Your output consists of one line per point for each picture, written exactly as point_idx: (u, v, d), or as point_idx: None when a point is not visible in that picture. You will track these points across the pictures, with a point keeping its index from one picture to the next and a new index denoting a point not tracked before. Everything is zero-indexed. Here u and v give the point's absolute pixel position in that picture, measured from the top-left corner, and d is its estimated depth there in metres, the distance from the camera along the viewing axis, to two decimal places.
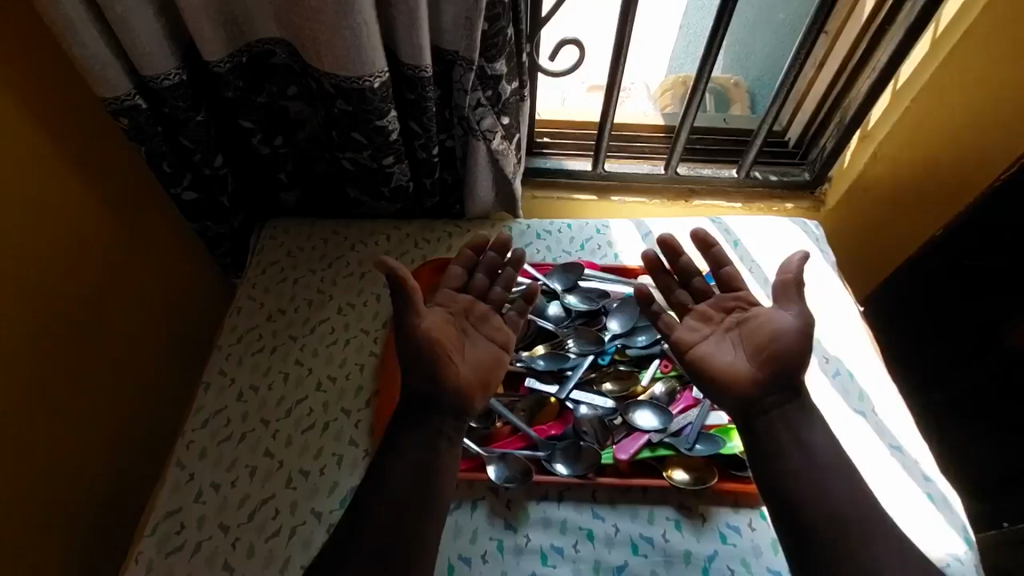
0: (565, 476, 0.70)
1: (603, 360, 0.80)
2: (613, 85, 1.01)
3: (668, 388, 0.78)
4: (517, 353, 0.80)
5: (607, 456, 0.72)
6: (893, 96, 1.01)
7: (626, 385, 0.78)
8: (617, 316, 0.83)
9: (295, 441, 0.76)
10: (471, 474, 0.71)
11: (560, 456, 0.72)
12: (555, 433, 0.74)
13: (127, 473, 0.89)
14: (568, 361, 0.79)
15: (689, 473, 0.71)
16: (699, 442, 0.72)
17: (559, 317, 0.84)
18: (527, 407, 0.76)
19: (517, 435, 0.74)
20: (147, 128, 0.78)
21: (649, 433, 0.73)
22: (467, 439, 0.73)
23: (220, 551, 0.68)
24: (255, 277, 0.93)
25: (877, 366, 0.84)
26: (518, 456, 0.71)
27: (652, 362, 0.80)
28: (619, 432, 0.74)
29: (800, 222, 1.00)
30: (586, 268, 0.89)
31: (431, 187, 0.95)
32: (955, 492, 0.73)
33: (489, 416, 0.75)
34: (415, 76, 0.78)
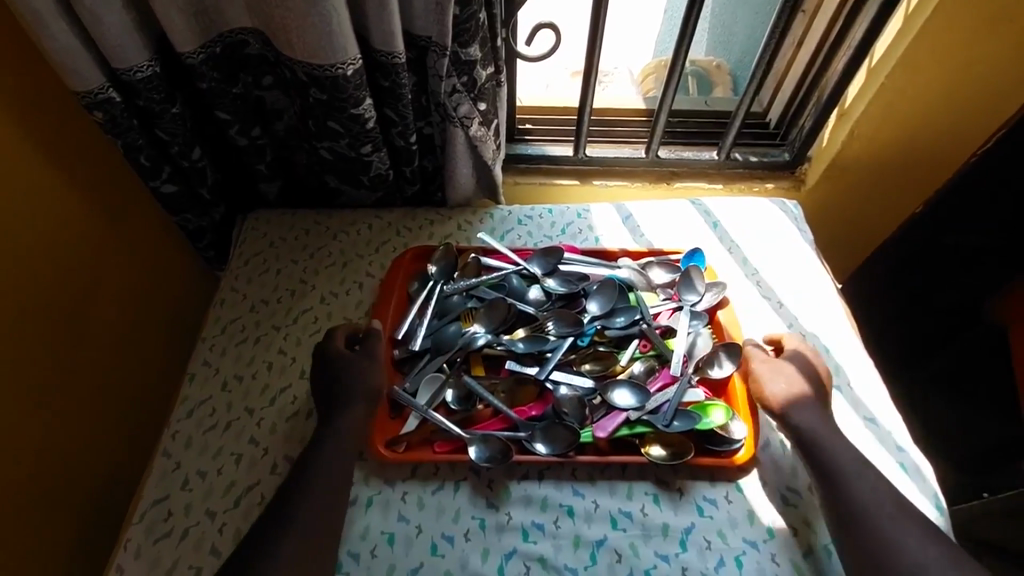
0: (545, 456, 0.71)
1: (583, 342, 0.80)
2: (590, 68, 1.00)
3: (647, 367, 0.78)
4: (497, 336, 0.81)
5: (587, 435, 0.72)
6: (870, 70, 1.00)
7: (606, 365, 0.79)
8: (597, 298, 0.84)
9: (279, 429, 0.77)
10: (452, 455, 0.71)
11: (540, 435, 0.72)
12: (536, 413, 0.75)
13: (120, 468, 0.90)
14: (547, 343, 0.79)
15: (667, 448, 0.71)
16: (677, 418, 0.73)
17: (540, 301, 0.85)
18: (505, 389, 0.77)
19: (497, 417, 0.75)
20: (122, 121, 0.78)
21: (627, 411, 0.74)
22: (447, 422, 0.73)
23: (207, 536, 0.69)
24: (238, 268, 0.93)
25: (854, 341, 0.85)
26: (497, 437, 0.72)
27: (631, 343, 0.81)
28: (598, 411, 0.75)
29: (779, 202, 1.01)
30: (566, 251, 0.89)
31: (411, 175, 0.96)
32: (928, 461, 0.73)
33: (469, 399, 0.76)
34: (389, 63, 0.78)
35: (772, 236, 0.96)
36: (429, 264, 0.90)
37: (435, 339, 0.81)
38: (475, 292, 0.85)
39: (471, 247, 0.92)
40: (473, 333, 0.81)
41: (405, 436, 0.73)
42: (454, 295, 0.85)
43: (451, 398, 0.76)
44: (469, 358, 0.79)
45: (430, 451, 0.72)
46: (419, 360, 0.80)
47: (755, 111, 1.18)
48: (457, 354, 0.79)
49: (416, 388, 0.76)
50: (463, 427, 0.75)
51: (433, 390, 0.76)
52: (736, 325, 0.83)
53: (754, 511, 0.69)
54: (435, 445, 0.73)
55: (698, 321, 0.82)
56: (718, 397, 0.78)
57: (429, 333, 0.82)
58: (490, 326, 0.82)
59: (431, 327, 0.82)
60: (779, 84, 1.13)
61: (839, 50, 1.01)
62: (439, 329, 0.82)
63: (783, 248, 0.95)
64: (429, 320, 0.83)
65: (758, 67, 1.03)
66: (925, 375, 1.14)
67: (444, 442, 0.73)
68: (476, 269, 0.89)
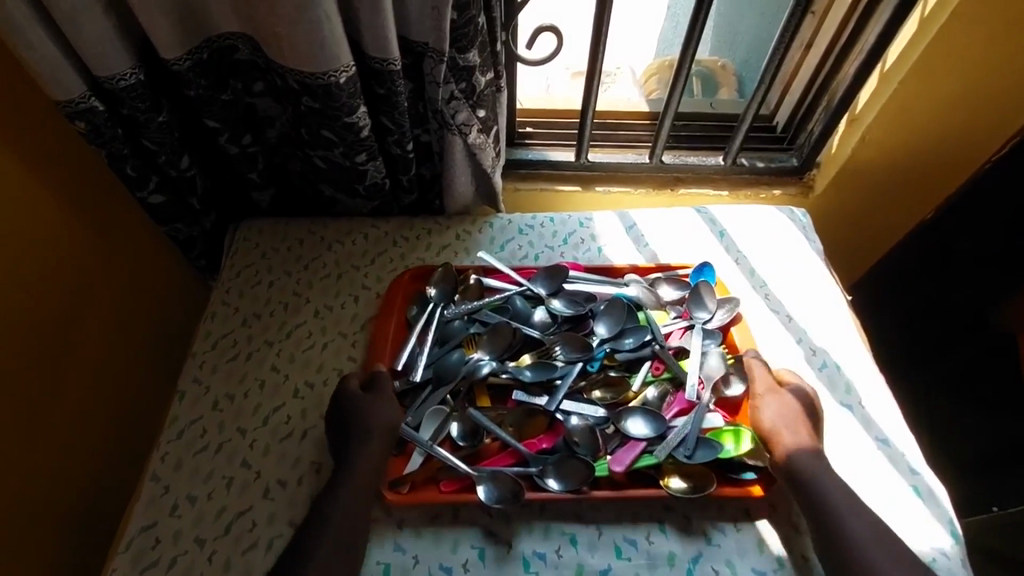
0: (558, 493, 0.68)
1: (592, 367, 0.78)
2: (593, 70, 0.97)
3: (661, 392, 0.76)
4: (502, 364, 0.78)
5: (602, 469, 0.69)
6: (883, 75, 0.96)
7: (618, 392, 0.77)
8: (604, 320, 0.81)
9: (273, 450, 0.74)
10: (459, 494, 0.68)
11: (551, 471, 0.69)
12: (547, 446, 0.72)
13: (106, 489, 0.88)
14: (556, 370, 0.77)
15: (687, 480, 0.69)
16: (698, 448, 0.70)
17: (545, 324, 0.83)
18: (513, 422, 0.74)
19: (506, 451, 0.72)
20: (106, 131, 0.75)
21: (643, 441, 0.71)
22: (455, 458, 0.70)
23: (197, 565, 0.66)
24: (229, 280, 0.90)
25: (865, 357, 0.82)
26: (507, 475, 0.68)
27: (643, 366, 0.78)
28: (612, 441, 0.72)
29: (786, 210, 0.98)
30: (569, 270, 0.86)
31: (408, 183, 0.93)
32: (943, 486, 0.71)
33: (476, 434, 0.73)
34: (385, 70, 0.75)
35: (779, 245, 0.93)
36: (429, 285, 0.87)
37: (437, 369, 0.78)
38: (477, 316, 0.83)
39: (471, 267, 0.89)
40: (477, 360, 0.79)
41: (408, 476, 0.69)
42: (455, 320, 0.83)
43: (457, 432, 0.73)
44: (473, 387, 0.77)
45: (436, 491, 0.69)
46: (421, 391, 0.77)
47: (762, 113, 1.14)
48: (461, 384, 0.77)
49: (418, 423, 0.74)
50: (470, 463, 0.72)
51: (438, 424, 0.74)
52: (750, 341, 0.81)
53: (764, 540, 0.67)
54: (441, 483, 0.70)
55: (711, 341, 0.81)
56: (736, 418, 0.75)
57: (430, 362, 0.79)
58: (494, 353, 0.80)
59: (433, 356, 0.80)
60: (787, 87, 1.09)
61: (849, 53, 0.98)
62: (440, 358, 0.79)
63: (792, 258, 0.92)
64: (430, 348, 0.81)
65: (766, 71, 0.99)
66: (940, 373, 1.08)
67: (451, 481, 0.69)
68: (477, 291, 0.86)
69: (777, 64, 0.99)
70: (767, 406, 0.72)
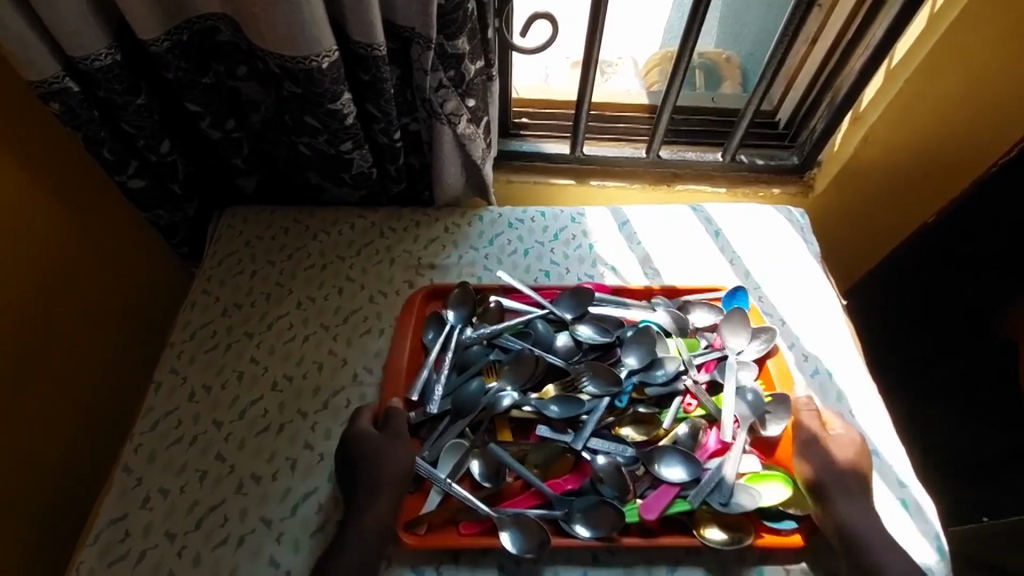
0: (587, 540, 0.64)
1: (621, 402, 0.74)
2: (589, 60, 0.94)
3: (692, 430, 0.71)
4: (525, 395, 0.74)
5: (632, 514, 0.66)
6: (889, 72, 0.93)
7: (648, 429, 0.72)
8: (634, 350, 0.77)
9: (248, 444, 0.73)
10: (481, 539, 0.65)
11: (579, 516, 0.66)
12: (572, 488, 0.68)
13: (79, 475, 0.87)
14: (584, 405, 0.72)
15: (726, 529, 0.65)
16: (734, 495, 0.66)
17: (569, 351, 0.78)
18: (539, 460, 0.70)
19: (529, 491, 0.68)
20: (81, 113, 0.73)
21: (678, 486, 0.67)
22: (477, 500, 0.67)
23: (165, 560, 0.65)
24: (211, 269, 0.89)
25: (858, 364, 0.80)
26: (531, 519, 0.65)
27: (674, 401, 0.74)
28: (642, 483, 0.68)
29: (784, 210, 0.95)
30: (596, 292, 0.83)
31: (395, 173, 0.91)
32: (931, 500, 0.69)
33: (499, 474, 0.69)
34: (369, 55, 0.72)
35: (775, 246, 0.91)
36: (446, 306, 0.83)
37: (455, 401, 0.73)
38: (498, 341, 0.78)
39: (491, 287, 0.85)
40: (497, 391, 0.74)
41: (426, 517, 0.66)
42: (475, 345, 0.78)
43: (478, 471, 0.69)
44: (495, 421, 0.72)
45: (455, 534, 0.66)
46: (439, 423, 0.73)
47: (764, 109, 1.11)
48: (481, 417, 0.72)
49: (436, 457, 0.70)
50: (492, 503, 0.68)
51: (457, 459, 0.70)
52: (787, 377, 0.77)
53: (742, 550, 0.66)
54: (460, 525, 0.66)
55: (746, 372, 0.76)
56: (773, 459, 0.71)
57: (447, 393, 0.75)
58: (516, 383, 0.75)
59: (450, 384, 0.75)
60: (791, 82, 1.06)
61: (856, 48, 0.95)
62: (458, 387, 0.75)
63: (788, 260, 0.89)
64: (447, 375, 0.76)
65: (769, 64, 0.96)
66: (933, 382, 1.05)
67: (471, 523, 0.66)
68: (499, 313, 0.82)
69: (779, 58, 0.95)
70: (817, 454, 0.67)
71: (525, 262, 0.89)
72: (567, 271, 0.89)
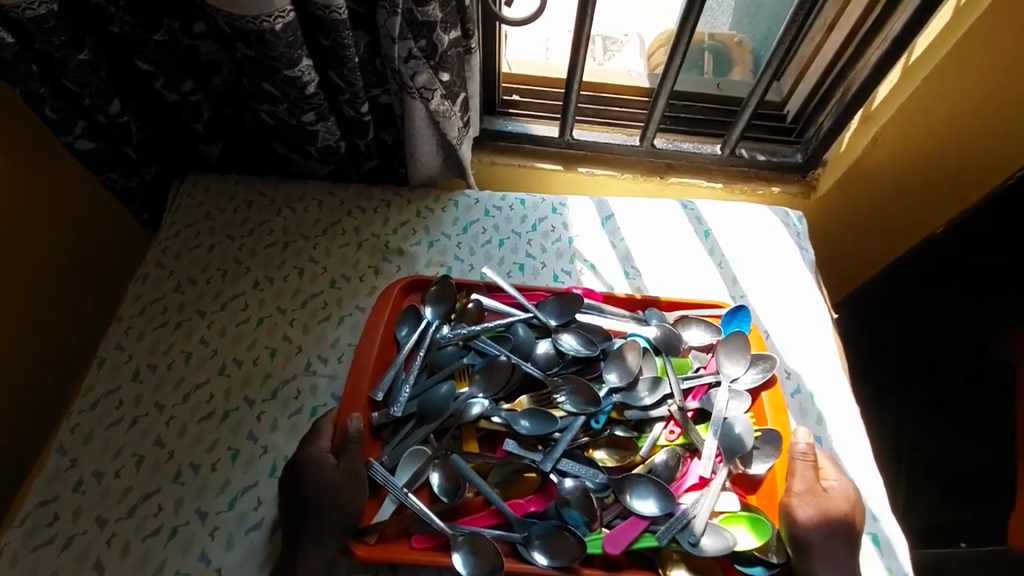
0: (544, 569, 0.58)
1: (597, 423, 0.66)
2: (578, 36, 0.86)
3: (671, 459, 0.64)
4: (496, 406, 0.67)
5: (595, 545, 0.60)
6: (907, 69, 0.86)
7: (623, 454, 0.66)
8: (615, 366, 0.70)
9: (189, 431, 0.69)
10: (432, 555, 0.59)
11: (539, 542, 0.59)
12: (535, 510, 0.62)
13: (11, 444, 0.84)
14: (557, 422, 0.66)
15: (695, 574, 0.59)
16: (706, 535, 0.60)
17: (550, 361, 0.71)
18: (500, 479, 0.65)
19: (489, 509, 0.62)
20: (16, 66, 0.67)
21: (649, 520, 0.60)
22: (431, 513, 0.61)
23: (92, 548, 0.62)
24: (167, 240, 0.84)
25: (842, 385, 0.75)
26: (486, 538, 0.59)
27: (655, 426, 0.67)
28: (611, 512, 0.62)
29: (781, 212, 0.89)
30: (584, 298, 0.75)
31: (365, 149, 0.85)
32: (903, 536, 0.65)
33: (459, 488, 0.63)
34: (328, 19, 0.66)
35: (767, 251, 0.85)
36: (423, 301, 0.76)
37: (422, 404, 0.67)
38: (473, 344, 0.71)
39: (474, 283, 0.78)
40: (468, 397, 0.68)
41: (379, 526, 0.60)
42: (449, 345, 0.72)
43: (437, 483, 0.63)
44: (462, 429, 0.67)
45: (406, 548, 0.60)
46: (402, 427, 0.67)
47: (772, 100, 1.03)
48: (447, 424, 0.66)
49: (395, 464, 0.64)
50: (448, 518, 0.62)
51: (416, 467, 0.64)
52: (782, 411, 0.68)
53: None
54: (413, 538, 0.61)
55: (737, 403, 0.68)
56: (754, 498, 0.64)
57: (414, 395, 0.68)
58: (488, 392, 0.69)
59: (418, 386, 0.69)
60: (802, 72, 0.98)
61: (872, 42, 0.87)
62: (427, 390, 0.68)
63: (781, 267, 0.83)
64: (416, 375, 0.70)
65: (777, 51, 0.88)
66: (926, 398, 0.97)
67: (423, 537, 0.60)
68: (478, 312, 0.75)
69: (789, 45, 0.87)
70: (802, 508, 0.60)
71: (499, 253, 0.84)
72: (543, 265, 0.83)
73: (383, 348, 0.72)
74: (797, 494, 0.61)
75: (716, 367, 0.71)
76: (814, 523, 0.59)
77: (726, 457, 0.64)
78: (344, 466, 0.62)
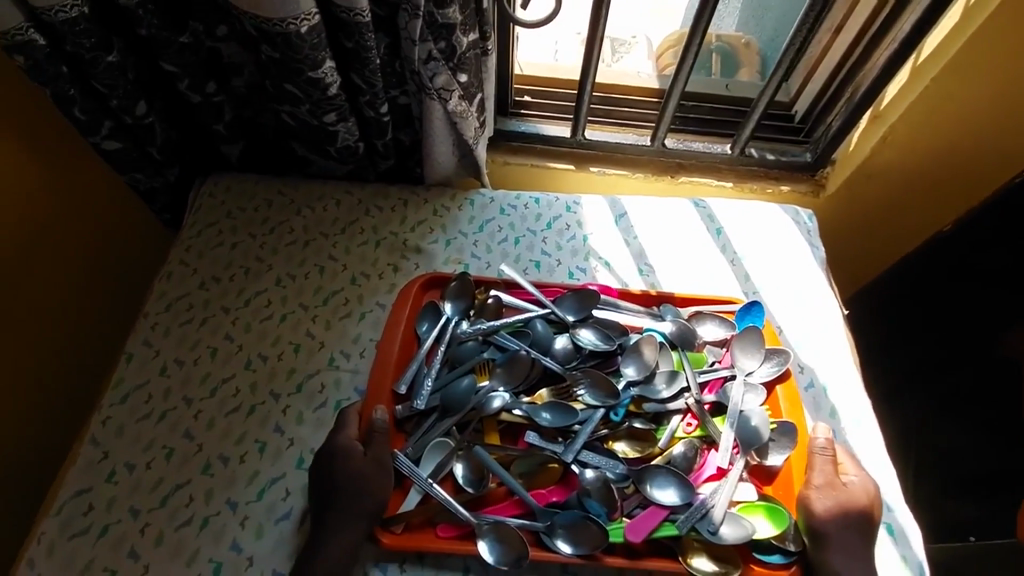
0: (568, 557, 0.60)
1: (616, 416, 0.68)
2: (592, 37, 0.88)
3: (689, 451, 0.66)
4: (517, 399, 0.69)
5: (617, 533, 0.61)
6: (914, 70, 0.88)
7: (643, 446, 0.67)
8: (633, 360, 0.71)
9: (217, 424, 0.71)
10: (457, 544, 0.61)
11: (562, 531, 0.61)
12: (557, 500, 0.64)
13: (36, 440, 0.86)
14: (577, 414, 0.67)
15: (715, 561, 0.60)
16: (725, 523, 0.61)
17: (568, 355, 0.72)
18: (523, 470, 0.66)
19: (512, 499, 0.64)
20: (47, 69, 0.69)
21: (669, 510, 0.62)
22: (456, 503, 0.63)
23: (128, 537, 0.64)
24: (190, 238, 0.85)
25: (855, 379, 0.76)
26: (511, 527, 0.61)
27: (673, 419, 0.68)
28: (631, 502, 0.63)
29: (791, 210, 0.90)
30: (601, 294, 0.77)
31: (384, 149, 0.86)
32: (917, 526, 0.66)
33: (482, 478, 0.65)
34: (352, 21, 0.68)
35: (779, 248, 0.86)
36: (442, 297, 0.78)
37: (443, 397, 0.68)
38: (493, 339, 0.73)
39: (492, 280, 0.79)
40: (489, 391, 0.69)
41: (404, 516, 0.62)
42: (469, 340, 0.73)
43: (462, 474, 0.65)
44: (483, 422, 0.68)
45: (432, 536, 0.62)
46: (424, 420, 0.68)
47: (780, 100, 1.05)
48: (470, 417, 0.68)
49: (419, 455, 0.66)
50: (472, 508, 0.64)
51: (440, 458, 0.66)
52: (797, 404, 0.70)
53: None
54: (438, 527, 0.63)
55: (752, 397, 0.69)
56: (770, 489, 0.65)
57: (436, 388, 0.70)
58: (508, 385, 0.70)
59: (440, 379, 0.70)
60: (811, 73, 1.00)
61: (881, 42, 0.89)
62: (448, 383, 0.70)
63: (792, 264, 0.85)
64: (438, 370, 0.71)
65: (787, 52, 0.89)
66: (932, 394, 0.99)
67: (449, 526, 0.62)
68: (496, 308, 0.76)
69: (800, 47, 0.89)
70: (819, 502, 0.61)
71: (515, 251, 0.85)
72: (558, 262, 0.85)
73: (404, 343, 0.74)
74: (819, 487, 0.62)
75: (731, 361, 0.73)
76: (832, 514, 0.60)
77: (743, 449, 0.66)
78: (371, 455, 0.64)
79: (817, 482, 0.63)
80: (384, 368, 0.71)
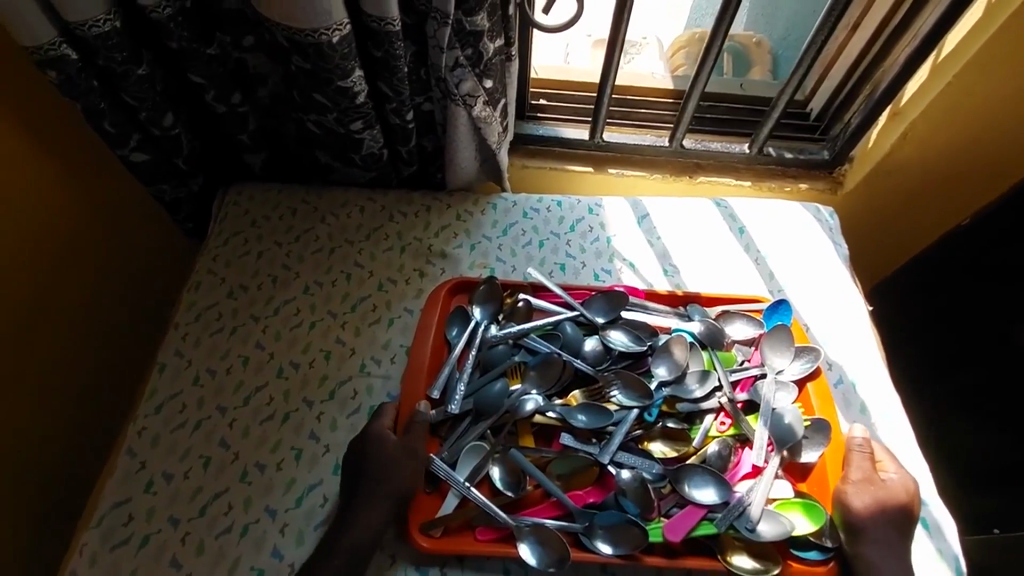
0: (608, 557, 0.60)
1: (650, 416, 0.68)
2: (613, 40, 0.88)
3: (723, 449, 0.66)
4: (550, 402, 0.69)
5: (656, 533, 0.62)
6: (935, 67, 0.88)
7: (677, 446, 0.67)
8: (664, 361, 0.71)
9: (252, 432, 0.71)
10: (498, 547, 0.61)
11: (601, 532, 0.62)
12: (594, 501, 0.64)
13: (70, 450, 0.86)
14: (611, 416, 0.68)
15: (755, 559, 0.61)
16: (763, 521, 0.61)
17: (598, 357, 0.73)
18: (560, 472, 0.66)
19: (549, 501, 0.64)
20: (80, 83, 0.69)
21: (707, 509, 0.62)
22: (494, 506, 0.63)
23: (169, 546, 0.64)
24: (216, 248, 0.86)
25: (883, 375, 0.76)
26: (550, 530, 0.61)
27: (706, 418, 0.69)
28: (668, 502, 0.64)
29: (812, 209, 0.91)
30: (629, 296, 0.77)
31: (407, 156, 0.87)
32: (952, 519, 0.66)
33: (519, 481, 0.65)
34: (382, 30, 0.68)
35: (802, 246, 0.87)
36: (470, 302, 0.78)
37: (477, 401, 0.69)
38: (523, 342, 0.73)
39: (519, 283, 0.79)
40: (521, 394, 0.70)
41: (443, 520, 0.62)
42: (500, 344, 0.74)
43: (499, 478, 0.65)
44: (517, 425, 0.68)
45: (472, 540, 0.62)
46: (459, 424, 0.69)
47: (796, 99, 1.05)
48: (504, 420, 0.68)
49: (455, 459, 0.66)
50: (511, 511, 0.64)
51: (476, 462, 0.66)
52: (829, 402, 0.70)
53: None
54: (477, 530, 0.63)
55: (784, 394, 0.70)
56: (805, 486, 0.66)
57: (469, 392, 0.70)
58: (541, 388, 0.71)
59: (472, 384, 0.71)
60: (826, 71, 1.00)
61: (900, 39, 0.89)
62: (481, 388, 0.70)
63: (815, 262, 0.85)
64: (470, 374, 0.72)
65: (806, 52, 0.90)
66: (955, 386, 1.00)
67: (489, 529, 0.63)
68: (526, 312, 0.77)
69: (818, 47, 0.89)
70: (857, 498, 0.62)
71: (539, 254, 0.86)
72: (583, 264, 0.85)
73: (434, 349, 0.74)
74: (857, 484, 0.63)
75: (760, 359, 0.73)
76: (871, 510, 0.61)
77: (777, 447, 0.66)
78: (406, 448, 0.64)
79: (854, 478, 0.64)
80: (417, 375, 0.71)
